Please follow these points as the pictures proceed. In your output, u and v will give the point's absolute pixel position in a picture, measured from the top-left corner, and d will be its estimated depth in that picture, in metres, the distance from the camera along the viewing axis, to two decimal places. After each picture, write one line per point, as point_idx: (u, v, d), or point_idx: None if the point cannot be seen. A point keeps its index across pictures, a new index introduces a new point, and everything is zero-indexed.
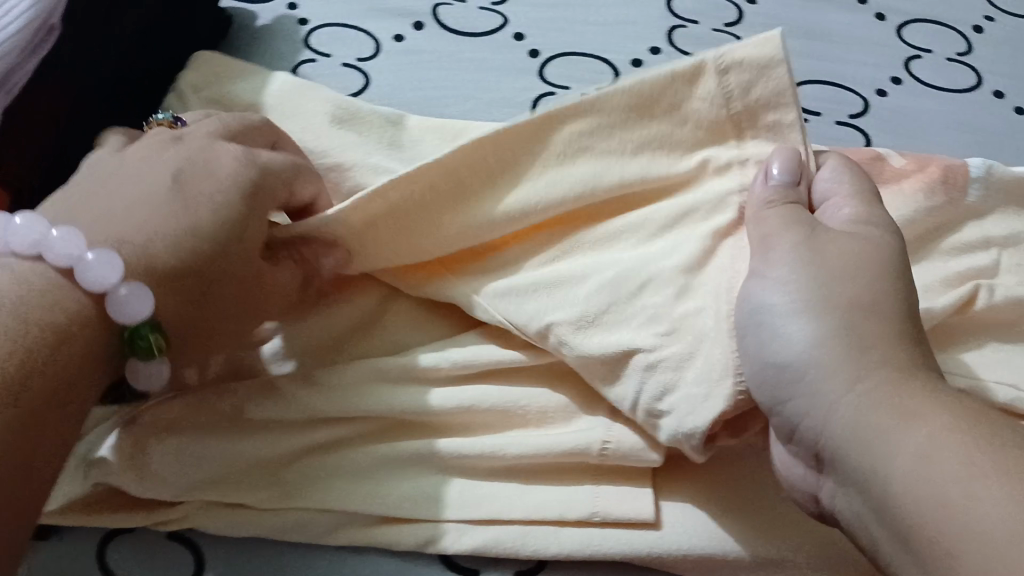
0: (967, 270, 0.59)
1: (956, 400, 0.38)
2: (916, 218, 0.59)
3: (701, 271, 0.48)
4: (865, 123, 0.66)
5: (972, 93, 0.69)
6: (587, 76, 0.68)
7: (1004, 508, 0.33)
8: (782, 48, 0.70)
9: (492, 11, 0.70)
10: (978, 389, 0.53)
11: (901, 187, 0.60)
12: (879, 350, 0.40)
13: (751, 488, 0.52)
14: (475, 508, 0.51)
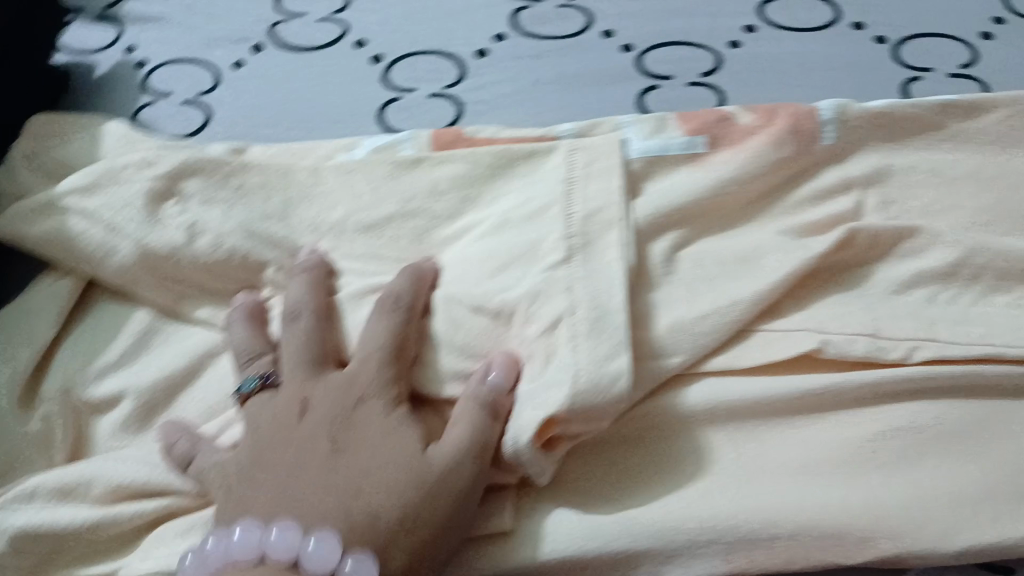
0: (826, 218, 0.57)
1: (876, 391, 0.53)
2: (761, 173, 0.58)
3: (548, 300, 0.54)
4: (718, 79, 0.65)
5: (829, 28, 0.67)
6: (432, 75, 0.66)
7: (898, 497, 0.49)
8: (629, 13, 0.68)
9: (331, 23, 0.69)
10: (833, 341, 0.53)
11: (748, 143, 0.59)
12: (770, 338, 0.54)
13: (612, 477, 0.52)
14: None
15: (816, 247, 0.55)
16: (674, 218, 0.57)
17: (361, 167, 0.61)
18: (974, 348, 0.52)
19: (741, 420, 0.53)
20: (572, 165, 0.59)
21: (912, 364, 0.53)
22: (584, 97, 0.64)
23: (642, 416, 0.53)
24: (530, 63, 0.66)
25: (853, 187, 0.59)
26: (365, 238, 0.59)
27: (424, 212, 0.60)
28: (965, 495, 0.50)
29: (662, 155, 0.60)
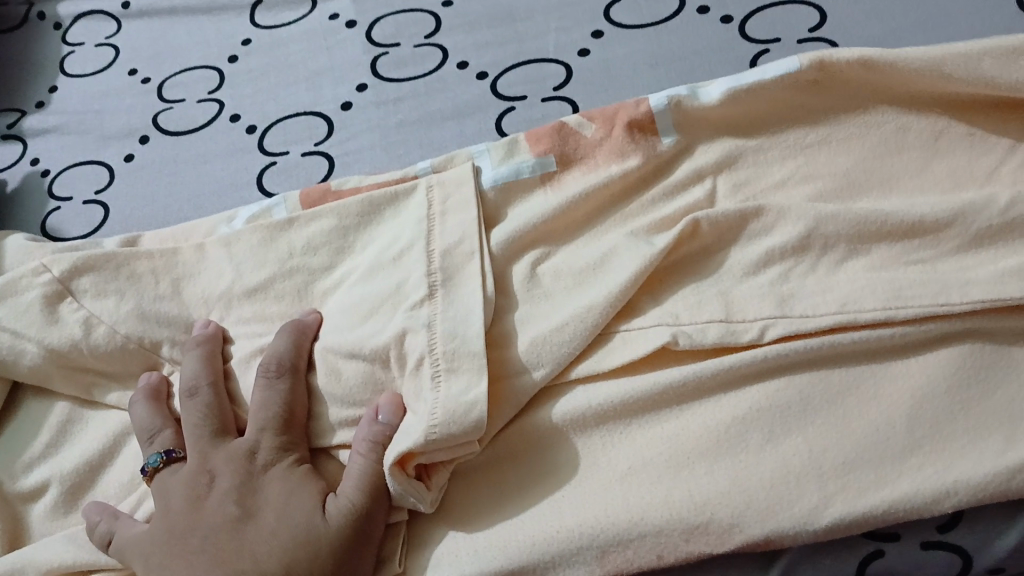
0: (679, 210, 0.58)
1: (738, 368, 0.51)
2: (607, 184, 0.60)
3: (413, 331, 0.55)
4: (569, 91, 0.67)
5: (675, 19, 0.68)
6: (302, 135, 0.69)
7: (761, 483, 0.48)
8: (483, 42, 0.71)
9: (209, 101, 0.73)
10: (687, 333, 0.53)
11: (596, 160, 0.61)
12: (632, 338, 0.54)
13: (490, 498, 0.53)
14: None
15: (661, 244, 0.56)
16: (527, 240, 0.59)
17: (236, 236, 0.63)
18: (829, 320, 0.50)
19: (608, 426, 0.53)
20: (432, 202, 0.61)
21: (769, 342, 0.51)
22: (444, 131, 0.67)
23: (515, 434, 0.54)
24: (393, 107, 0.69)
25: (705, 176, 0.60)
26: (252, 301, 0.62)
27: (302, 270, 0.61)
28: (831, 468, 0.48)
29: (515, 179, 0.62)
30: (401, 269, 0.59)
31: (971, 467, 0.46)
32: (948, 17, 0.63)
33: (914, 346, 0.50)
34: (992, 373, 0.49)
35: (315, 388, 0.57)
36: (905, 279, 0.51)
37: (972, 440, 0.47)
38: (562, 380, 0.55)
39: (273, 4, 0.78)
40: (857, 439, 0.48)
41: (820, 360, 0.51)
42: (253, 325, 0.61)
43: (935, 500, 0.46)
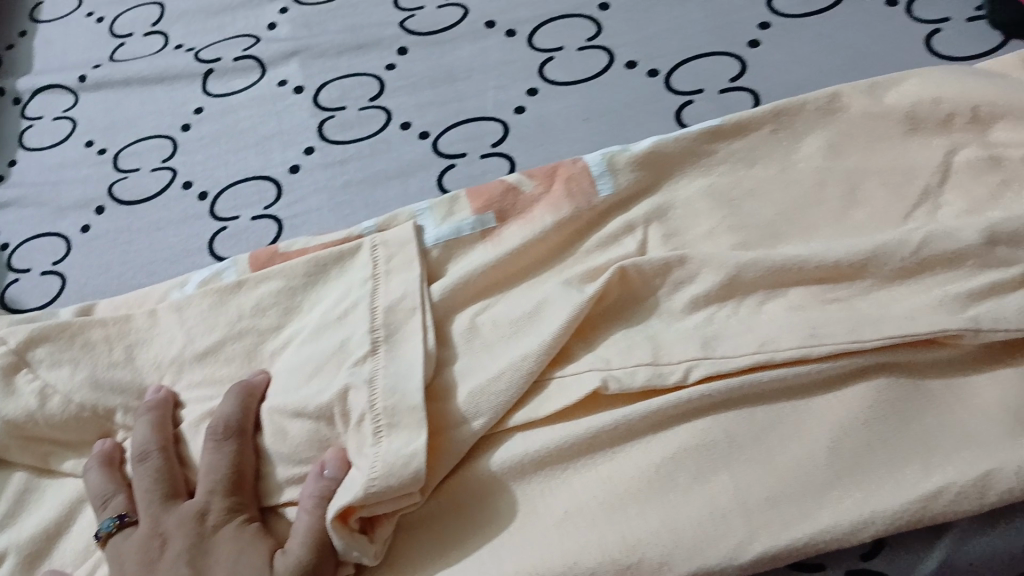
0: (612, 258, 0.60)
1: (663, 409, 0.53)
2: (541, 235, 0.62)
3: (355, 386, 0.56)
4: (507, 147, 0.69)
5: (605, 74, 0.71)
6: (251, 199, 0.72)
7: (692, 520, 0.49)
8: (424, 102, 0.73)
9: (161, 170, 0.76)
10: (616, 376, 0.55)
11: (531, 213, 0.63)
12: (565, 385, 0.56)
13: (433, 550, 0.55)
14: None
15: (591, 292, 0.58)
16: (466, 290, 0.61)
17: (188, 303, 0.65)
18: (746, 358, 0.52)
19: (546, 473, 0.55)
20: (377, 262, 0.63)
21: (694, 385, 0.53)
22: (388, 190, 0.69)
23: (456, 485, 0.56)
24: (338, 168, 0.71)
25: (636, 226, 0.61)
26: (203, 365, 0.63)
27: (251, 331, 0.63)
28: (754, 505, 0.49)
29: (456, 236, 0.64)
30: (345, 327, 0.60)
31: (888, 498, 0.47)
32: (863, 59, 0.65)
33: (830, 381, 0.52)
34: (902, 406, 0.50)
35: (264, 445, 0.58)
36: (823, 320, 0.53)
37: (886, 472, 0.49)
38: (501, 428, 0.57)
39: (225, 72, 0.81)
40: (777, 475, 0.50)
41: (740, 399, 0.53)
42: (206, 389, 0.62)
43: (855, 529, 0.47)
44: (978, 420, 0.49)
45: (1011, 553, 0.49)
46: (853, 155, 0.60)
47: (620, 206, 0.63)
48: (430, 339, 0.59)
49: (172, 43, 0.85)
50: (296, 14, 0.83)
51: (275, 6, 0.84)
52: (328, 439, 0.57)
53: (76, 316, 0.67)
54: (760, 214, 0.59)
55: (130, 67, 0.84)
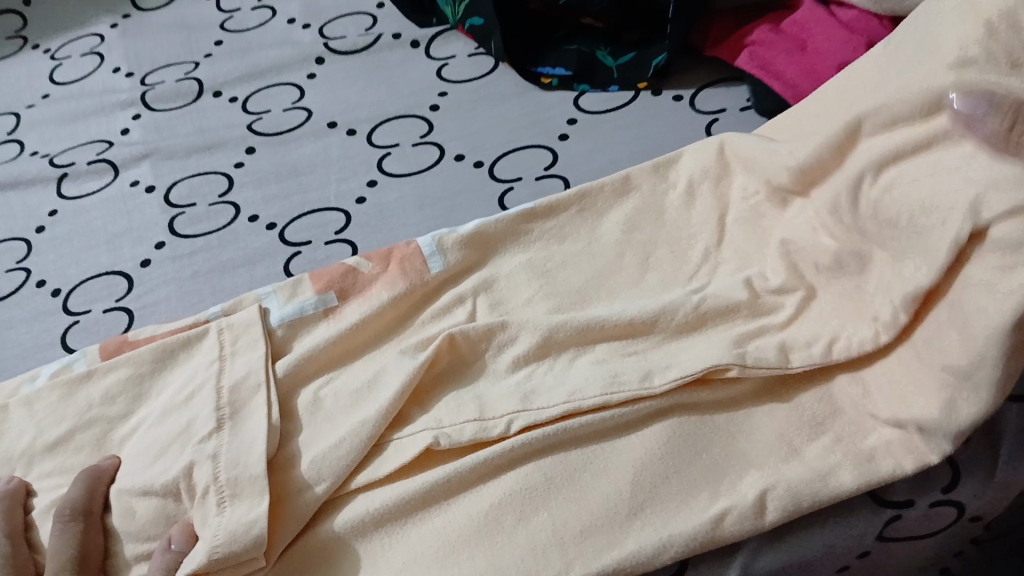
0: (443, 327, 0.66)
1: (489, 457, 0.58)
2: (378, 309, 0.67)
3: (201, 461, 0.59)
4: (349, 234, 0.75)
5: (437, 166, 0.78)
6: (102, 293, 0.75)
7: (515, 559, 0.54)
8: (270, 196, 0.79)
9: (15, 271, 0.78)
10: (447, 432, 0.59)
11: (369, 292, 0.68)
12: (403, 445, 0.60)
13: None
14: None
15: (422, 359, 0.63)
16: (310, 364, 0.65)
17: (38, 396, 0.67)
18: (558, 408, 0.59)
19: (383, 531, 0.57)
20: (223, 344, 0.66)
21: (514, 434, 0.59)
22: (236, 278, 0.73)
23: (299, 551, 0.57)
24: (188, 260, 0.75)
25: (465, 297, 0.67)
26: (53, 455, 0.65)
27: (101, 420, 0.65)
28: (570, 541, 0.54)
29: (300, 317, 0.68)
30: (191, 407, 0.63)
31: (683, 522, 0.54)
32: (656, 146, 0.75)
33: (627, 424, 0.59)
34: (689, 440, 0.57)
35: (111, 527, 0.60)
36: (621, 368, 0.60)
37: (682, 501, 0.55)
38: (342, 489, 0.59)
39: (78, 176, 0.84)
40: (588, 512, 0.55)
41: (553, 446, 0.58)
42: (54, 476, 0.64)
43: (655, 554, 0.53)
44: (750, 451, 0.57)
45: (789, 564, 0.57)
46: (649, 226, 0.69)
47: (451, 281, 0.69)
48: (274, 411, 0.62)
49: (25, 151, 0.88)
50: (148, 120, 0.88)
51: (129, 113, 0.89)
52: (175, 515, 0.59)
53: None
54: (571, 283, 0.67)
55: None
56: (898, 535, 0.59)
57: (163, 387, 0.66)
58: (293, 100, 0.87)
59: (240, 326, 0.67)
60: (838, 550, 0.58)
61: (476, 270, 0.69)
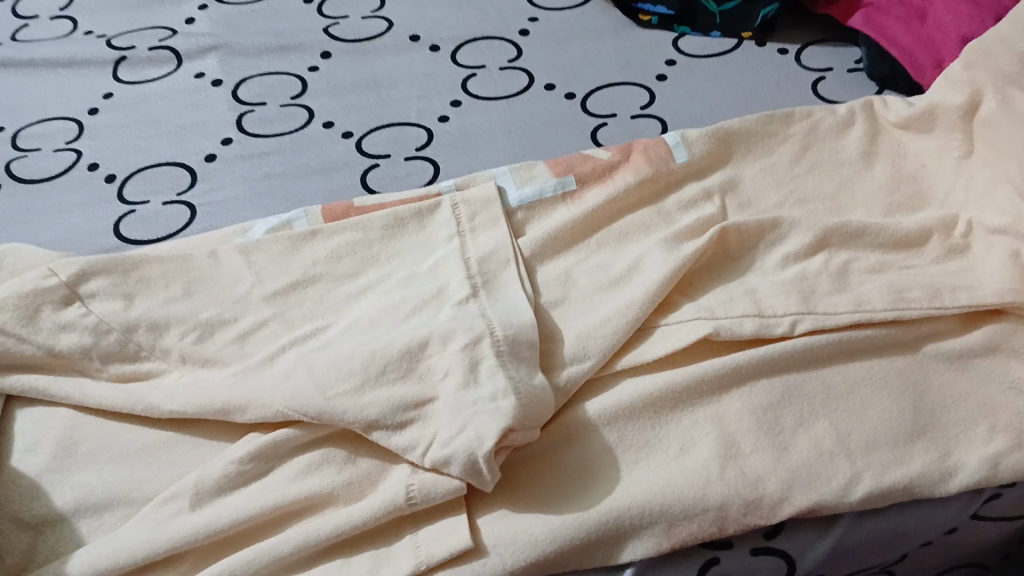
0: (543, 230, 0.64)
1: (643, 384, 0.56)
2: (488, 210, 0.65)
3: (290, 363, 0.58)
4: (431, 151, 0.71)
5: (526, 92, 0.74)
6: (164, 184, 0.70)
7: (655, 481, 0.53)
8: (348, 105, 0.75)
9: (65, 151, 0.73)
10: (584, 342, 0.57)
11: (466, 188, 0.67)
12: (518, 347, 0.56)
13: (395, 522, 0.54)
14: (158, 537, 0.53)
15: (691, 248, 0.60)
16: (554, 243, 0.63)
17: (81, 264, 0.62)
18: (692, 317, 0.58)
19: (460, 452, 0.52)
20: (316, 260, 0.64)
21: (781, 337, 0.57)
22: (310, 185, 0.70)
23: (568, 423, 0.56)
24: (260, 160, 0.71)
25: (713, 196, 0.65)
26: (102, 342, 0.59)
27: (163, 322, 0.60)
28: (890, 454, 0.54)
29: (379, 205, 0.67)
30: (270, 316, 0.62)
31: (892, 475, 0.53)
32: (756, 96, 0.72)
33: (825, 358, 0.57)
34: (975, 403, 0.56)
35: (155, 404, 0.57)
36: (787, 278, 0.59)
37: (838, 450, 0.54)
38: (426, 400, 0.55)
39: (136, 62, 0.80)
40: (792, 467, 0.53)
41: (720, 380, 0.56)
42: (92, 356, 0.59)
43: (785, 492, 0.53)
44: (920, 415, 0.55)
45: (887, 529, 0.55)
46: (756, 177, 0.66)
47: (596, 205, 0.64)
48: (380, 310, 0.61)
49: (79, 30, 0.84)
50: (216, 13, 0.84)
51: (195, 3, 0.85)
52: (236, 413, 0.56)
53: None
54: (679, 220, 0.63)
55: (33, 50, 0.81)
56: (995, 514, 0.58)
57: (233, 287, 0.63)
58: (372, 10, 0.83)
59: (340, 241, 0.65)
60: (936, 523, 0.56)
61: (722, 141, 0.67)
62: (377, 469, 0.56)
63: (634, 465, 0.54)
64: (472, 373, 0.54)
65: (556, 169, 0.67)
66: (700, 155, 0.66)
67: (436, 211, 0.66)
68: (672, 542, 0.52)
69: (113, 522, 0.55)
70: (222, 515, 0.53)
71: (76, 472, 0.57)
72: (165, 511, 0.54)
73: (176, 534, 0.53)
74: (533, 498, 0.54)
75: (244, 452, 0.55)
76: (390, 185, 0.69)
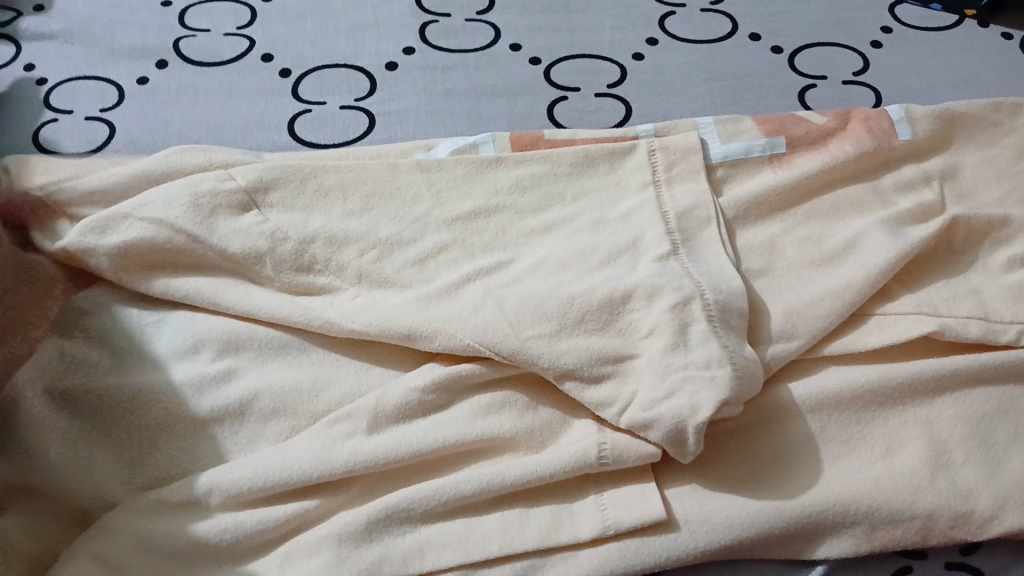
0: (750, 192, 0.60)
1: (857, 376, 0.54)
2: (691, 161, 0.61)
3: (481, 289, 0.55)
4: (623, 90, 0.66)
5: (729, 40, 0.69)
6: (341, 87, 0.66)
7: (861, 479, 0.50)
8: (535, 27, 0.70)
9: (236, 36, 0.69)
10: (795, 320, 0.54)
11: (665, 135, 0.62)
12: (730, 313, 0.53)
13: (580, 480, 0.51)
14: (335, 457, 0.49)
15: (916, 236, 0.57)
16: (759, 209, 0.59)
17: (264, 166, 0.59)
18: (909, 312, 0.55)
19: (669, 418, 0.48)
20: (500, 189, 0.60)
21: (1003, 347, 0.55)
22: (494, 107, 0.65)
23: (771, 404, 0.53)
24: (442, 75, 0.67)
25: (933, 178, 0.61)
26: (275, 245, 0.56)
27: (342, 235, 0.57)
28: None
29: (570, 140, 0.62)
30: (454, 243, 0.58)
31: None
32: (979, 80, 0.67)
33: None
34: None
35: (333, 320, 0.54)
36: (1013, 284, 0.56)
37: None
38: (627, 356, 0.51)
39: None
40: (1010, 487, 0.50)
41: (938, 384, 0.54)
42: (266, 262, 0.56)
43: (1000, 509, 0.50)
44: None
45: None
46: (978, 167, 0.62)
47: (809, 174, 0.60)
48: (571, 249, 0.57)
49: None
50: None
51: None
52: (423, 339, 0.53)
53: (150, 120, 0.64)
54: (897, 204, 0.60)
55: None
56: None
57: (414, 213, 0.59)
58: None
59: (527, 171, 0.61)
60: None
61: (946, 125, 0.62)
62: (559, 422, 0.52)
63: (836, 460, 0.52)
64: (682, 336, 0.51)
65: (767, 128, 0.63)
66: (921, 135, 0.62)
67: (632, 155, 0.61)
68: (875, 543, 0.49)
69: (269, 439, 0.52)
70: (401, 444, 0.50)
71: (237, 376, 0.54)
72: (336, 436, 0.51)
73: (353, 460, 0.49)
74: (730, 478, 0.51)
75: (427, 384, 0.52)
76: (578, 121, 0.64)
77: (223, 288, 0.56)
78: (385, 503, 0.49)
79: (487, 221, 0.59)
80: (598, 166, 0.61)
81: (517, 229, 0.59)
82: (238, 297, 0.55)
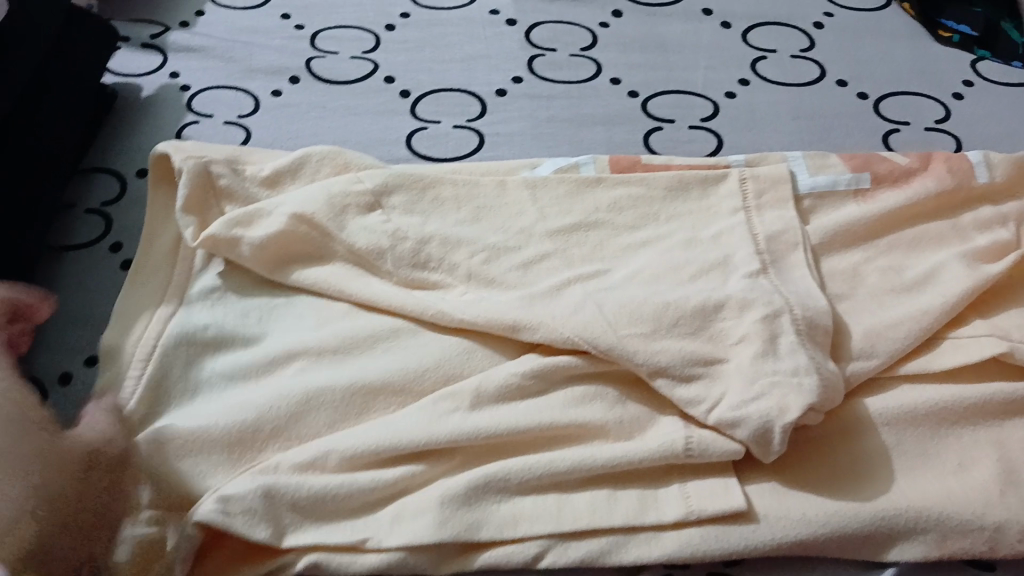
0: (835, 221, 0.64)
1: (934, 396, 0.56)
2: (781, 189, 0.65)
3: (581, 291, 0.59)
4: (716, 124, 0.71)
5: (816, 85, 0.74)
6: (454, 109, 0.72)
7: (936, 490, 0.53)
8: (635, 64, 0.75)
9: (361, 59, 0.76)
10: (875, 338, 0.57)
11: (756, 165, 0.66)
12: (814, 327, 0.56)
13: (665, 471, 0.55)
14: (443, 424, 0.54)
15: (993, 270, 0.60)
16: (843, 237, 0.63)
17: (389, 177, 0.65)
18: (986, 339, 0.58)
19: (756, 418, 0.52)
20: (599, 206, 0.65)
21: None
22: (595, 133, 0.70)
23: (850, 416, 0.56)
24: (547, 102, 0.73)
25: (1011, 219, 0.64)
26: (394, 242, 0.62)
27: (453, 238, 0.62)
28: None
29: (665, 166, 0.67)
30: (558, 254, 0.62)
31: None
32: None
33: None
34: None
35: (445, 311, 0.59)
36: None
37: None
38: (716, 360, 0.55)
39: None
40: None
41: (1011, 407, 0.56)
42: (385, 257, 0.61)
43: None
44: None
45: None
46: None
47: (892, 207, 0.64)
48: (665, 262, 0.61)
49: None
50: None
51: None
52: (525, 333, 0.57)
53: (282, 129, 0.71)
54: (975, 241, 0.63)
55: None
56: None
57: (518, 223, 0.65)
58: None
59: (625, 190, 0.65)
60: None
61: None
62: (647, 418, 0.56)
63: (912, 472, 0.54)
64: (770, 345, 0.55)
65: (852, 164, 0.66)
66: (1000, 179, 0.65)
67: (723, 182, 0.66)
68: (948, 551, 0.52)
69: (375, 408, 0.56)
70: (502, 425, 0.54)
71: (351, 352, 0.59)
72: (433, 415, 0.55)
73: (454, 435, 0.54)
74: (810, 481, 0.54)
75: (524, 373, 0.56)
76: (674, 150, 0.69)
77: (345, 276, 0.62)
78: (487, 477, 0.53)
79: (587, 233, 0.64)
80: (690, 190, 0.65)
81: (615, 242, 0.63)
82: (359, 286, 0.61)
